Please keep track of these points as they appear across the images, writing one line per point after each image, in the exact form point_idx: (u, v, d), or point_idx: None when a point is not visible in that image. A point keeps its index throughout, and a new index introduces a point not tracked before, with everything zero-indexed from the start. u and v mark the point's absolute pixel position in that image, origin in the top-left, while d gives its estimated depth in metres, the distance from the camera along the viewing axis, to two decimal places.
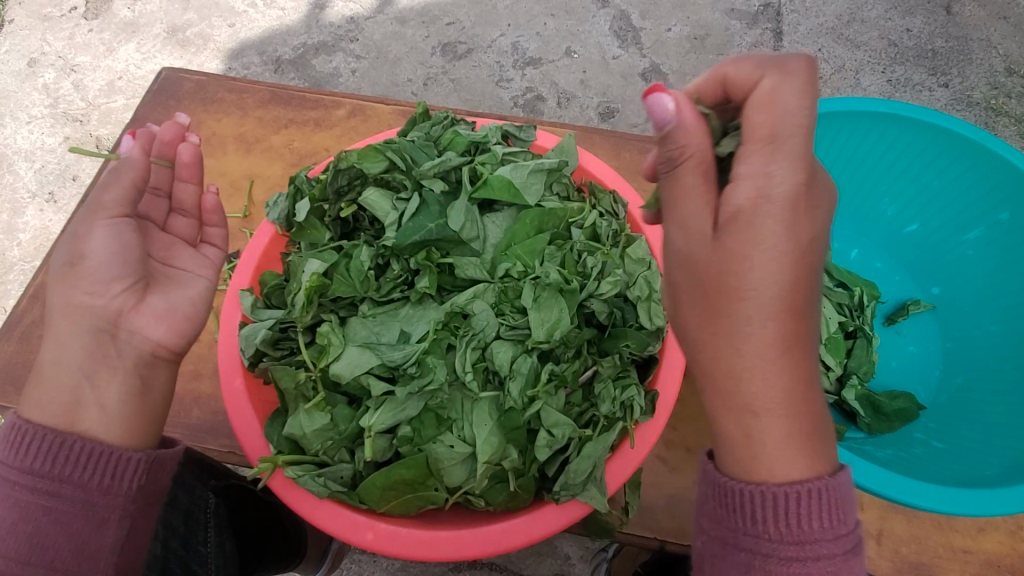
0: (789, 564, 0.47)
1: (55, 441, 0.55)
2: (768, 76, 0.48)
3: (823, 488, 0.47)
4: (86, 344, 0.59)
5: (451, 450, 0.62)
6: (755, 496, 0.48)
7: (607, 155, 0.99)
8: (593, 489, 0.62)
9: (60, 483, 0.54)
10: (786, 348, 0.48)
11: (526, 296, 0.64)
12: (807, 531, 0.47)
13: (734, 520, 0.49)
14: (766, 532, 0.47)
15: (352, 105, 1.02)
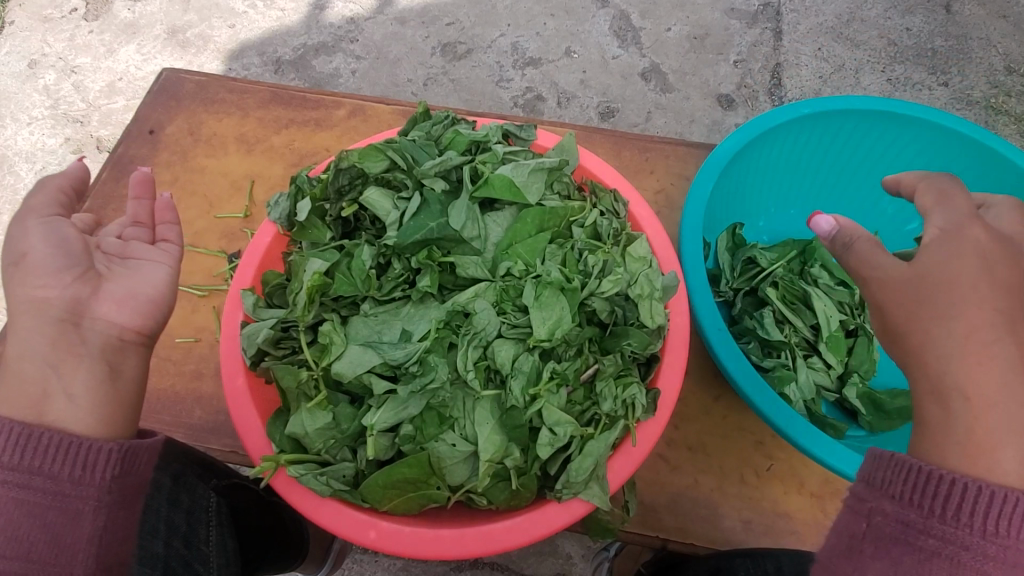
0: (983, 561, 0.46)
1: (20, 432, 0.51)
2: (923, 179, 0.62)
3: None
4: (49, 334, 0.56)
5: (453, 448, 0.62)
6: (963, 487, 0.47)
7: (607, 154, 0.99)
8: (595, 487, 0.62)
9: (30, 476, 0.51)
10: (974, 340, 0.51)
11: (528, 295, 0.65)
12: (1014, 536, 0.45)
13: (929, 506, 0.48)
14: (963, 524, 0.47)
15: (353, 105, 1.02)
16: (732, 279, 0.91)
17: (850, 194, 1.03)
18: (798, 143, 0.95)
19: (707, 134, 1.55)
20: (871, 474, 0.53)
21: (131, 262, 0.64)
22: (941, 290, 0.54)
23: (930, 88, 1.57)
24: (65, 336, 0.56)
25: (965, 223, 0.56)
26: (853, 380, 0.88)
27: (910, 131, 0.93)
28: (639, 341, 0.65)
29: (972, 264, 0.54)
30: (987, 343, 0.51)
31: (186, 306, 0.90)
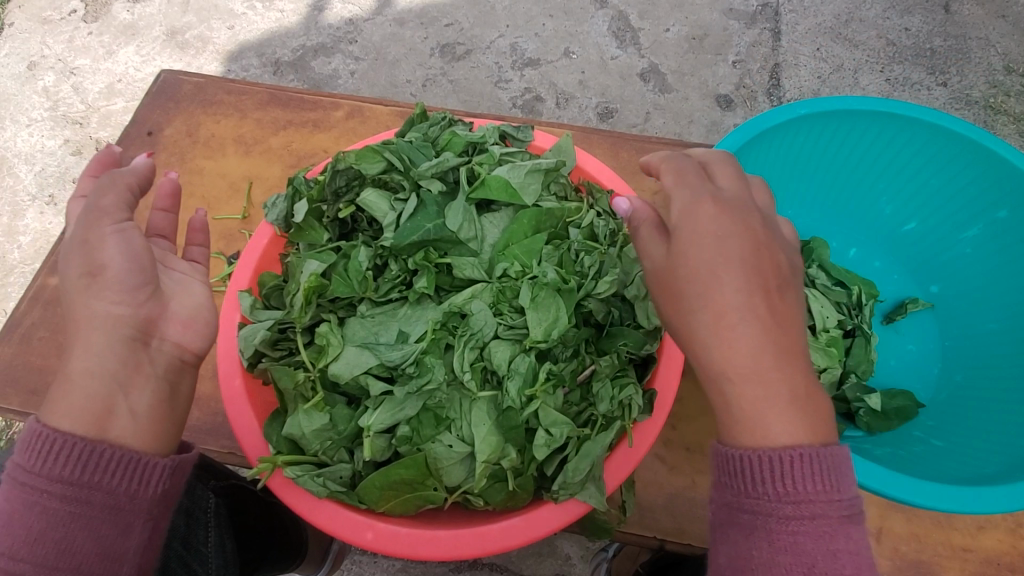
0: (786, 523, 0.49)
1: (83, 447, 0.52)
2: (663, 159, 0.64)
3: (818, 455, 0.50)
4: (120, 352, 0.56)
5: (450, 449, 0.62)
6: (752, 459, 0.51)
7: (605, 154, 0.99)
8: (592, 488, 0.63)
9: (89, 491, 0.52)
10: (758, 335, 0.53)
11: (524, 295, 0.64)
12: (803, 491, 0.49)
13: (735, 484, 0.52)
14: (766, 494, 0.50)
15: (351, 106, 1.03)
16: None
17: (847, 193, 1.03)
18: (796, 144, 0.95)
19: (706, 135, 1.55)
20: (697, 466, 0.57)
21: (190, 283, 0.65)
22: (687, 280, 0.56)
23: (929, 88, 1.57)
24: (139, 357, 0.57)
25: (698, 202, 0.58)
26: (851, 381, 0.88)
27: (907, 131, 0.93)
28: (542, 329, 0.63)
29: (708, 243, 0.56)
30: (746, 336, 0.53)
31: None
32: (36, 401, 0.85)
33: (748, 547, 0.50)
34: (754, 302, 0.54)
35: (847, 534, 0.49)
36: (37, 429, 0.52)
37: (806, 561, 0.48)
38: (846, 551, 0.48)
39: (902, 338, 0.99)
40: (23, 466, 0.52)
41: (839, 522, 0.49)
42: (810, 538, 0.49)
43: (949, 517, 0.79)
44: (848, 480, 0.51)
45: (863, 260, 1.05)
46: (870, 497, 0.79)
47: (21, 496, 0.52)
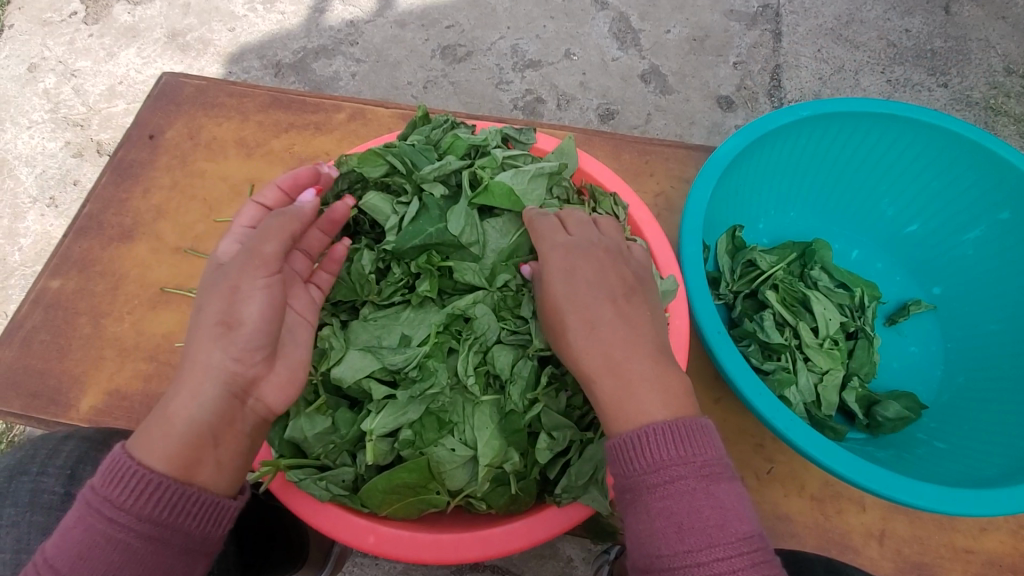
0: (656, 493, 0.53)
1: (175, 490, 0.53)
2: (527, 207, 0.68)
3: (671, 425, 0.55)
4: (217, 407, 0.56)
5: (453, 453, 0.62)
6: (616, 443, 0.56)
7: (607, 157, 0.99)
8: (595, 491, 0.63)
9: (172, 531, 0.53)
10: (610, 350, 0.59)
11: (527, 307, 0.67)
12: (661, 459, 0.54)
13: (614, 470, 0.56)
14: (633, 470, 0.55)
15: (352, 109, 1.02)
16: (733, 282, 0.91)
17: (849, 195, 1.03)
18: (798, 145, 0.94)
19: (707, 136, 1.54)
20: None
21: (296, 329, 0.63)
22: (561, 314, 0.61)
23: (930, 89, 1.57)
24: (237, 415, 0.57)
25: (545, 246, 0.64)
26: (853, 384, 0.88)
27: (910, 132, 0.94)
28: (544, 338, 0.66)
29: (561, 277, 0.62)
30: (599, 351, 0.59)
31: (186, 310, 0.90)
32: (37, 404, 0.85)
33: (634, 521, 0.54)
34: (600, 318, 0.60)
35: (710, 491, 0.53)
36: (127, 463, 0.53)
37: (679, 524, 0.52)
38: (710, 506, 0.52)
39: (904, 340, 0.98)
40: (110, 499, 0.53)
41: (700, 481, 0.53)
42: (675, 500, 0.53)
43: (951, 518, 0.79)
44: (707, 444, 0.55)
45: (865, 263, 1.04)
46: (871, 499, 0.79)
47: (104, 529, 0.52)
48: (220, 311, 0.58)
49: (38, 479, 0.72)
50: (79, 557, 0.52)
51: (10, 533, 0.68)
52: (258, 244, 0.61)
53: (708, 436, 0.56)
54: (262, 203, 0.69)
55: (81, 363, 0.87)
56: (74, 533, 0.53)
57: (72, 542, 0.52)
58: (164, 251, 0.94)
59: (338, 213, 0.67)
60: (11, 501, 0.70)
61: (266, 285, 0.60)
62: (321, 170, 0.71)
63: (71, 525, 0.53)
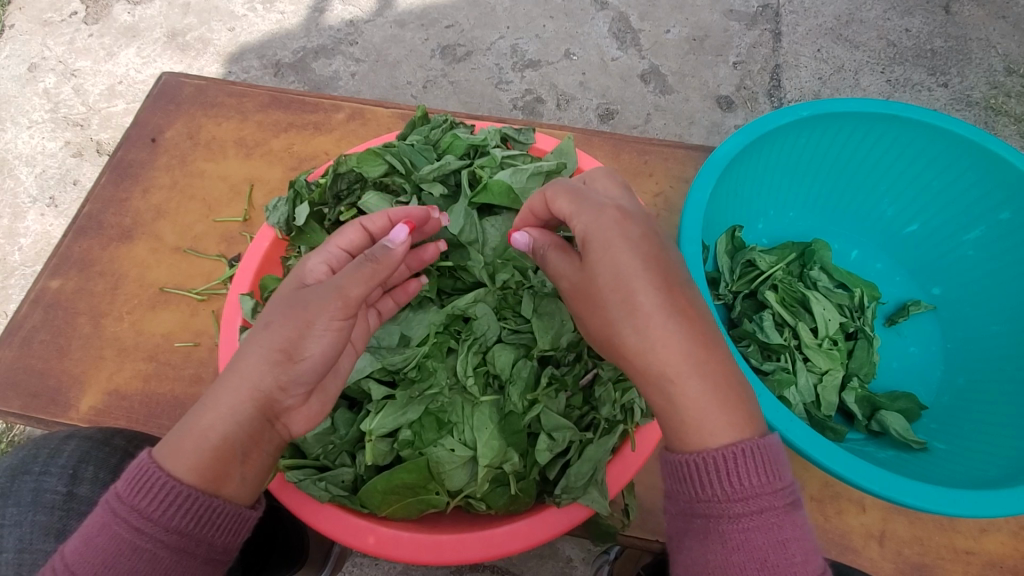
0: (738, 522, 0.51)
1: (202, 503, 0.53)
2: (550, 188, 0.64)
3: (758, 450, 0.52)
4: (250, 431, 0.55)
5: (451, 453, 0.62)
6: (703, 465, 0.52)
7: (607, 157, 0.99)
8: (595, 492, 0.62)
9: (197, 542, 0.54)
10: (692, 339, 0.55)
11: (527, 306, 0.67)
12: (748, 488, 0.51)
13: (692, 492, 0.53)
14: (715, 497, 0.52)
15: (352, 109, 1.02)
16: (733, 282, 0.91)
17: (848, 195, 1.03)
18: (797, 145, 0.94)
19: (706, 135, 1.55)
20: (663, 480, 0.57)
21: (342, 358, 0.62)
22: (607, 286, 0.57)
23: (930, 89, 1.57)
24: (265, 434, 0.57)
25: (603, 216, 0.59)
26: (852, 384, 0.88)
27: (910, 133, 0.93)
28: (547, 338, 0.66)
29: (615, 243, 0.58)
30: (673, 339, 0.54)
31: (186, 310, 0.90)
32: (37, 404, 0.85)
33: (703, 548, 0.52)
34: (673, 297, 0.56)
35: (793, 521, 0.52)
36: (155, 474, 0.53)
37: (763, 559, 0.50)
38: (794, 538, 0.51)
39: (904, 341, 0.98)
40: (138, 508, 0.53)
41: (783, 511, 0.52)
42: (760, 532, 0.51)
43: (951, 519, 0.79)
44: (787, 470, 0.53)
45: (864, 263, 1.04)
46: (871, 500, 0.79)
47: (130, 538, 0.53)
48: (286, 343, 0.56)
49: (40, 478, 0.72)
50: (104, 565, 0.52)
51: (13, 532, 0.69)
52: (345, 288, 0.57)
53: (785, 460, 0.54)
54: (365, 226, 0.64)
55: (80, 363, 0.87)
56: (99, 540, 0.53)
57: (97, 549, 0.53)
58: (164, 251, 0.94)
59: (426, 254, 0.66)
60: (13, 501, 0.71)
61: (339, 328, 0.58)
62: (433, 214, 0.66)
63: (95, 532, 0.53)
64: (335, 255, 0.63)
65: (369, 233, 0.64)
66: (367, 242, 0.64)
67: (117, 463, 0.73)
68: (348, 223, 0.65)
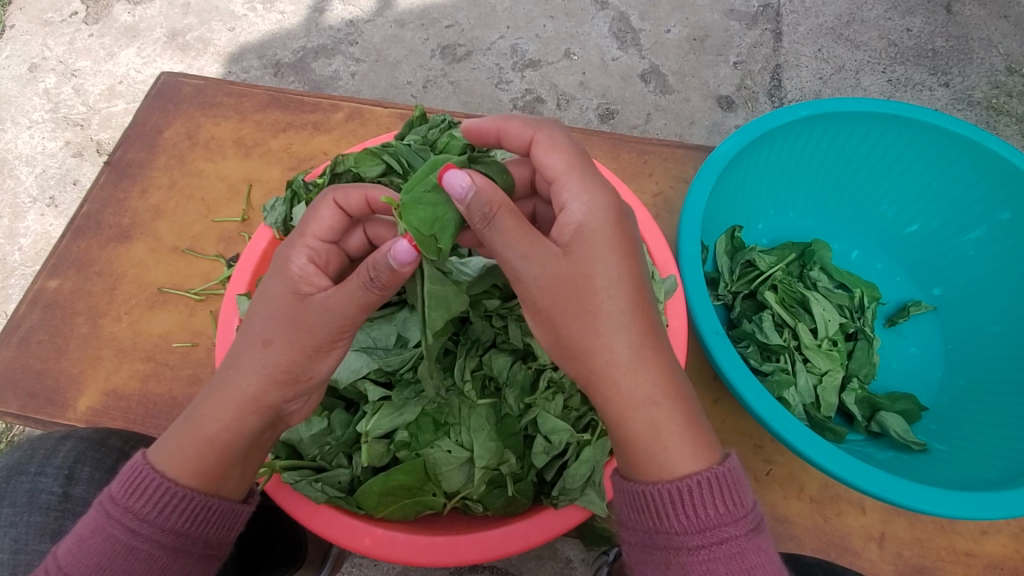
0: (697, 553, 0.50)
1: (199, 502, 0.55)
2: (538, 133, 0.58)
3: (716, 476, 0.51)
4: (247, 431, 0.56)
5: (448, 454, 0.63)
6: (660, 493, 0.51)
7: (606, 156, 0.98)
8: (592, 494, 0.62)
9: (195, 541, 0.55)
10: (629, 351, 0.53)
11: (517, 330, 0.66)
12: (707, 519, 0.50)
13: (649, 523, 0.52)
14: (671, 528, 0.51)
15: (350, 108, 1.02)
16: (732, 282, 0.91)
17: (849, 194, 1.02)
18: (796, 145, 0.94)
19: (707, 136, 1.54)
20: (621, 513, 0.55)
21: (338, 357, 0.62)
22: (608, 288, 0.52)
23: (931, 89, 1.57)
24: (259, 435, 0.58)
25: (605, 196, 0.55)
26: (852, 385, 0.88)
27: (909, 133, 0.93)
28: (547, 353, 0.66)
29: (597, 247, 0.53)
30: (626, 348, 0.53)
31: (184, 310, 0.90)
32: (36, 405, 0.85)
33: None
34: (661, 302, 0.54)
35: (757, 545, 0.51)
36: (151, 476, 0.55)
37: None
38: (757, 566, 0.50)
39: (904, 341, 0.97)
40: (132, 509, 0.54)
41: (747, 538, 0.51)
42: (722, 564, 0.50)
43: (951, 522, 0.78)
44: (749, 491, 0.53)
45: (864, 263, 1.03)
46: (871, 502, 0.79)
47: (125, 539, 0.54)
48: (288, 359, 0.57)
49: (36, 479, 0.71)
50: (98, 567, 0.53)
51: (8, 533, 0.69)
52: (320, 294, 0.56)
53: (746, 484, 0.53)
54: (340, 203, 0.60)
55: (79, 363, 0.87)
56: (92, 541, 0.54)
57: (92, 552, 0.54)
58: (163, 251, 0.94)
59: None
60: (9, 502, 0.70)
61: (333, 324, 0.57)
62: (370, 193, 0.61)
63: (88, 533, 0.55)
64: (313, 248, 0.59)
65: (345, 217, 0.61)
66: (343, 226, 0.61)
67: (113, 464, 0.73)
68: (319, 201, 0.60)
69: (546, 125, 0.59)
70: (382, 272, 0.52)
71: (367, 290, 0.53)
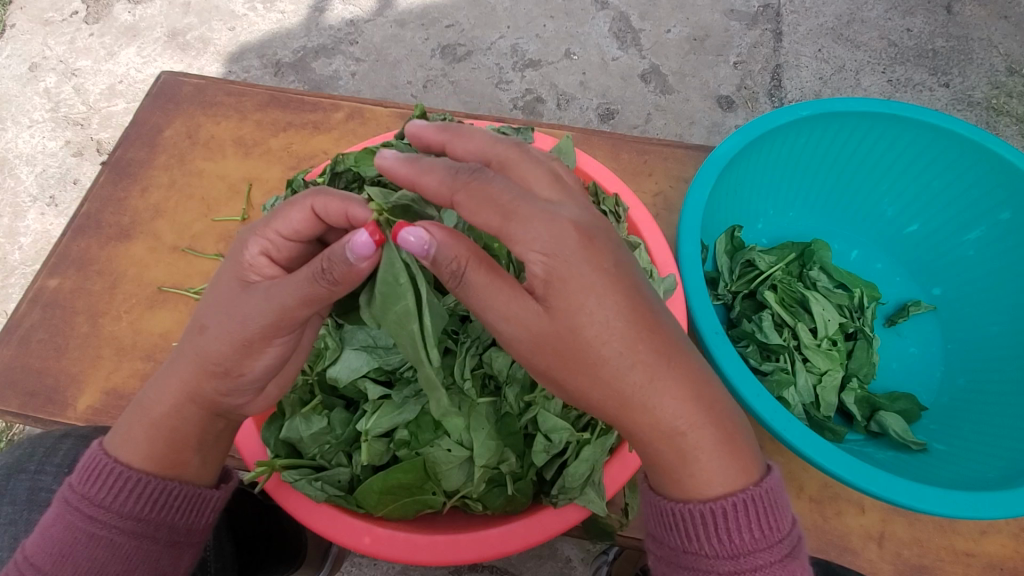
0: None
1: (155, 486, 0.57)
2: (459, 193, 0.50)
3: (752, 499, 0.51)
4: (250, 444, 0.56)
5: (448, 453, 0.62)
6: (694, 514, 0.51)
7: (606, 156, 0.98)
8: (592, 492, 0.62)
9: (156, 525, 0.58)
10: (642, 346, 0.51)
11: None
12: (740, 544, 0.50)
13: (680, 543, 0.52)
14: (703, 550, 0.51)
15: (351, 108, 1.02)
16: (731, 282, 0.91)
17: (849, 194, 1.02)
18: (796, 145, 0.94)
19: (707, 136, 1.54)
20: (650, 528, 0.55)
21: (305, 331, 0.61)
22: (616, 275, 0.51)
23: (931, 89, 1.57)
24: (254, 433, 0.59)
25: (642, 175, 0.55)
26: (852, 384, 0.88)
27: (909, 133, 0.93)
28: None
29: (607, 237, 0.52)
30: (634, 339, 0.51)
31: (184, 310, 0.90)
32: (35, 403, 0.85)
33: None
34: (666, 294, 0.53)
35: (790, 571, 0.51)
36: (106, 463, 0.58)
37: None
38: None
39: (904, 341, 0.97)
40: (90, 497, 0.57)
41: (779, 564, 0.51)
42: None
43: (951, 521, 0.78)
44: (786, 516, 0.52)
45: (864, 263, 1.04)
46: (871, 501, 0.79)
47: (84, 526, 0.56)
48: (279, 351, 0.57)
49: (36, 477, 0.71)
50: (61, 555, 0.55)
51: (8, 532, 0.68)
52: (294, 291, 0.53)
53: (782, 505, 0.53)
54: (315, 211, 0.55)
55: (79, 362, 0.87)
56: (54, 531, 0.57)
57: (53, 541, 0.56)
58: (163, 250, 0.94)
59: None
60: (9, 500, 0.70)
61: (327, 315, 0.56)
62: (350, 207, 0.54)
63: (50, 523, 0.57)
64: (272, 242, 0.57)
65: None
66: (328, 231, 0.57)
67: None
68: (297, 199, 0.56)
69: (467, 182, 0.50)
70: (337, 263, 0.50)
71: (316, 282, 0.51)
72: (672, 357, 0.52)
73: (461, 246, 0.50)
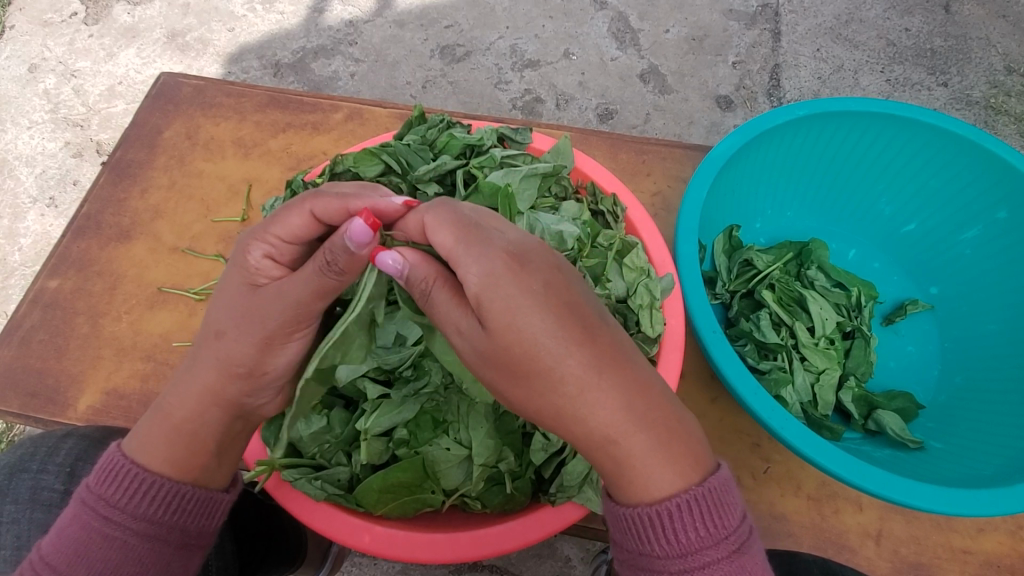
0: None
1: (170, 489, 0.58)
2: (428, 215, 0.54)
3: (697, 499, 0.50)
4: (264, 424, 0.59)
5: (448, 452, 0.63)
6: (643, 516, 0.50)
7: (604, 156, 0.99)
8: (589, 491, 0.64)
9: (169, 528, 0.58)
10: (596, 369, 0.50)
11: None
12: (688, 543, 0.50)
13: (633, 546, 0.52)
14: (655, 552, 0.51)
15: (349, 109, 1.02)
16: (730, 281, 0.92)
17: (848, 193, 1.03)
18: (795, 144, 0.95)
19: (706, 135, 1.54)
20: (608, 530, 0.55)
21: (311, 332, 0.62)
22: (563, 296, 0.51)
23: (930, 88, 1.57)
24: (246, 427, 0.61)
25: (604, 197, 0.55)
26: (850, 383, 0.88)
27: (906, 132, 0.94)
28: None
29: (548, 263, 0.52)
30: (575, 364, 0.50)
31: (185, 310, 0.90)
32: (37, 404, 0.86)
33: None
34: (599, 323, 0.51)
35: (740, 567, 0.51)
36: (123, 465, 0.58)
37: None
38: None
39: (902, 340, 0.98)
40: (106, 498, 0.57)
41: (729, 560, 0.51)
42: None
43: (949, 519, 0.78)
44: (734, 512, 0.52)
45: (862, 262, 1.04)
46: (869, 499, 0.79)
47: (100, 528, 0.57)
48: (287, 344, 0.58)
49: (38, 476, 0.72)
50: (76, 555, 0.56)
51: (11, 530, 0.69)
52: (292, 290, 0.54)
53: (732, 501, 0.52)
54: (316, 215, 0.57)
55: (79, 362, 0.88)
56: (70, 531, 0.57)
57: (70, 540, 0.56)
58: (163, 251, 0.94)
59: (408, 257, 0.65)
60: (11, 498, 0.70)
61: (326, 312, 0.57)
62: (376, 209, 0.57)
63: (67, 524, 0.57)
64: (273, 246, 0.58)
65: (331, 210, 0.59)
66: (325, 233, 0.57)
67: None
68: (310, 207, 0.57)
69: (433, 206, 0.55)
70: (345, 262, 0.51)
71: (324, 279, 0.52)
72: (605, 370, 0.50)
73: (430, 266, 0.54)
